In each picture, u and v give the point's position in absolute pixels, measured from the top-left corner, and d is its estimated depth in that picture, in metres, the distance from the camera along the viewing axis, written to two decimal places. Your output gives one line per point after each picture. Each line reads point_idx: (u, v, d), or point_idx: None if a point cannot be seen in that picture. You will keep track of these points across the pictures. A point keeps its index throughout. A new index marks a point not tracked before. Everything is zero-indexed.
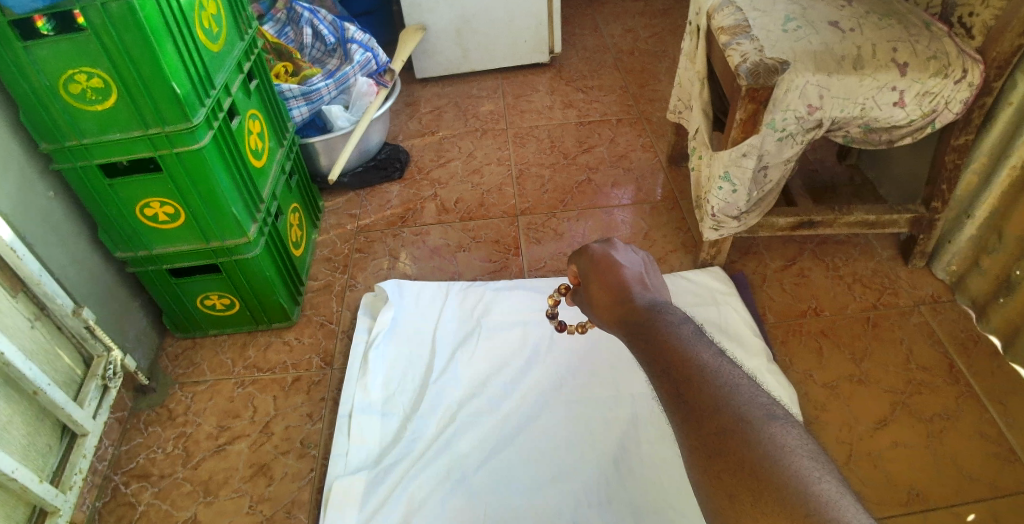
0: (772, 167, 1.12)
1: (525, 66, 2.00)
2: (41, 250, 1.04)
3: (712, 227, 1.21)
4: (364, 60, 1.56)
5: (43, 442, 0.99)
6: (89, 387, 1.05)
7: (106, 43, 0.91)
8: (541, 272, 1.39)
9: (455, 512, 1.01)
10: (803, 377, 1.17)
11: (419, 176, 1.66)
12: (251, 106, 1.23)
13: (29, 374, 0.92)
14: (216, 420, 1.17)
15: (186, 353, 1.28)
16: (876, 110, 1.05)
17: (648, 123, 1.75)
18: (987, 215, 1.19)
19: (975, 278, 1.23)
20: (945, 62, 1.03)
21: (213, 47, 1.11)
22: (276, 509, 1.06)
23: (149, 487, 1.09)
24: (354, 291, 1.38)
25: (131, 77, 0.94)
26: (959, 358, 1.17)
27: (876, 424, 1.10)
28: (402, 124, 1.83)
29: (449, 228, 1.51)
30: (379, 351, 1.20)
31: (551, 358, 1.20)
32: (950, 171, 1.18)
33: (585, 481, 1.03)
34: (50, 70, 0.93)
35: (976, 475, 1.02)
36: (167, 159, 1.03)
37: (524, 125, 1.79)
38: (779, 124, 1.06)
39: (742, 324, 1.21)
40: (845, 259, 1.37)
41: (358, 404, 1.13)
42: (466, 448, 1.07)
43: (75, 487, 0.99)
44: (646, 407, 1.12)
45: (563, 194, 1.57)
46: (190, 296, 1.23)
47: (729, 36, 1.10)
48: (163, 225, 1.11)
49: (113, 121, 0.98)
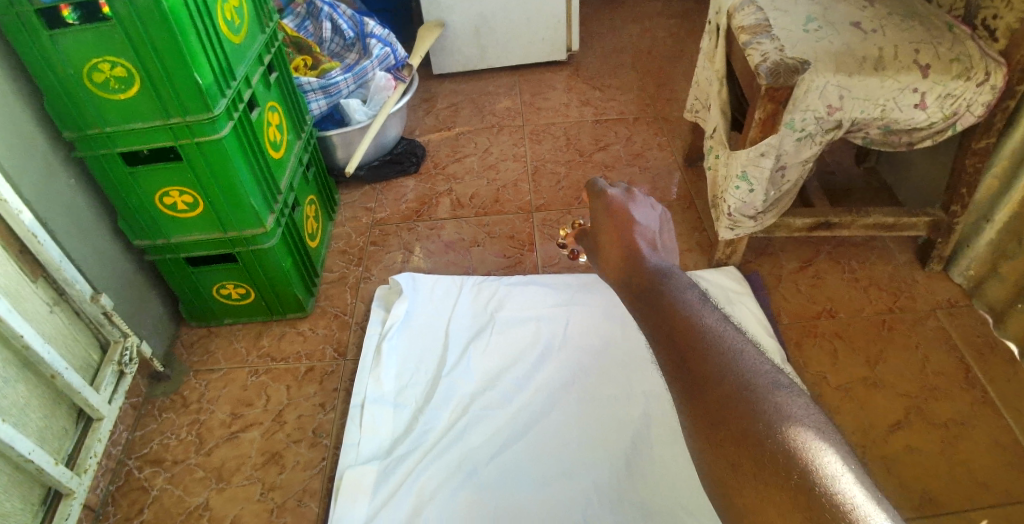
0: (790, 167, 1.12)
1: (543, 64, 2.01)
2: (63, 238, 1.05)
3: (729, 226, 1.21)
4: (383, 54, 1.58)
5: (59, 424, 1.00)
6: (104, 372, 1.07)
7: (130, 34, 0.92)
8: (555, 268, 1.39)
9: (465, 505, 1.01)
10: (816, 379, 1.17)
11: (435, 170, 1.66)
12: (270, 98, 1.24)
13: (48, 357, 0.93)
14: (229, 408, 1.18)
15: (200, 341, 1.29)
16: (897, 112, 1.04)
17: (665, 122, 1.75)
18: (1007, 220, 1.17)
19: (993, 284, 1.21)
20: (967, 65, 1.02)
21: (235, 38, 1.12)
22: (287, 497, 1.06)
23: (162, 473, 1.10)
24: (368, 283, 1.38)
25: (155, 68, 0.95)
26: (975, 364, 1.16)
27: (890, 427, 1.09)
28: (418, 120, 1.84)
29: (464, 223, 1.51)
30: (392, 343, 1.21)
31: (563, 354, 1.19)
32: (970, 175, 1.16)
33: (595, 478, 1.03)
34: (75, 60, 0.94)
35: (991, 481, 1.02)
36: (188, 149, 1.04)
37: (540, 122, 1.79)
38: (798, 124, 1.05)
39: (756, 325, 1.20)
40: (861, 263, 1.36)
41: (371, 395, 1.13)
42: (476, 442, 1.08)
43: (89, 470, 1.01)
44: (658, 405, 1.11)
45: (578, 191, 1.57)
46: (206, 285, 1.24)
47: (749, 35, 1.11)
48: (182, 215, 1.12)
49: (136, 112, 1.00)
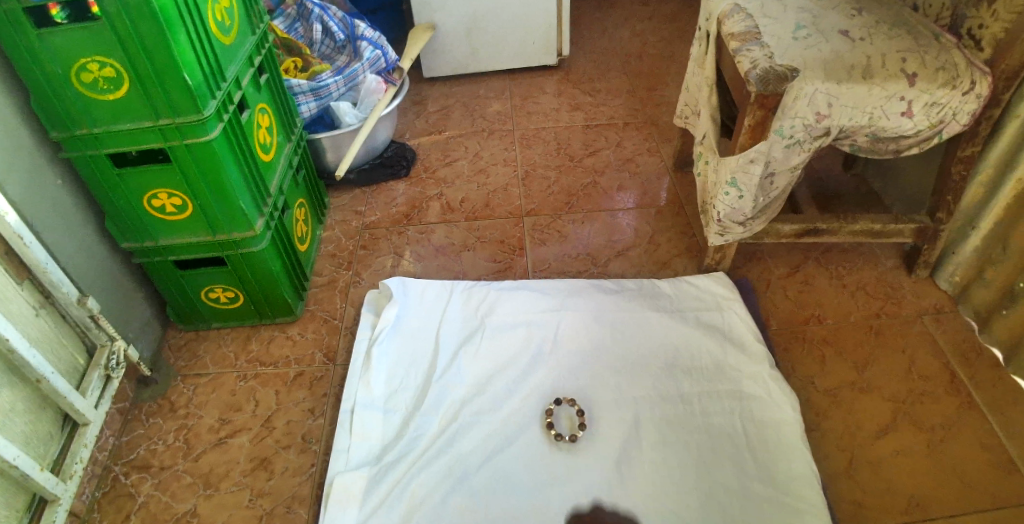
0: (778, 174, 1.12)
1: (534, 68, 2.01)
2: (49, 239, 1.04)
3: (718, 231, 1.22)
4: (374, 57, 1.57)
5: (44, 430, 0.99)
6: (91, 377, 1.06)
7: (120, 33, 0.91)
8: (545, 273, 1.39)
9: (456, 511, 1.01)
10: (805, 383, 1.17)
11: (426, 174, 1.66)
12: (260, 100, 1.24)
13: (33, 362, 0.92)
14: (218, 413, 1.17)
15: (188, 345, 1.28)
16: (885, 119, 1.05)
17: (655, 128, 1.76)
18: (992, 227, 1.19)
19: (978, 290, 1.23)
20: (953, 73, 1.03)
21: (226, 39, 1.12)
22: (276, 503, 1.05)
23: (149, 479, 1.09)
24: (358, 287, 1.38)
25: (144, 67, 0.94)
26: (961, 369, 1.18)
27: (877, 432, 1.10)
28: (409, 123, 1.84)
29: (454, 227, 1.51)
30: (383, 348, 1.21)
31: (554, 359, 1.20)
32: (956, 182, 1.18)
33: (586, 483, 1.03)
34: (63, 58, 0.93)
35: (976, 485, 1.03)
36: (177, 150, 1.03)
37: (531, 127, 1.79)
38: (787, 131, 1.06)
39: (745, 330, 1.21)
40: (849, 268, 1.37)
41: (361, 400, 1.13)
42: (467, 447, 1.07)
43: (75, 476, 0.99)
44: (648, 409, 1.12)
45: (569, 196, 1.57)
46: (194, 288, 1.23)
47: (739, 42, 1.11)
48: (171, 217, 1.11)
49: (124, 112, 0.99)
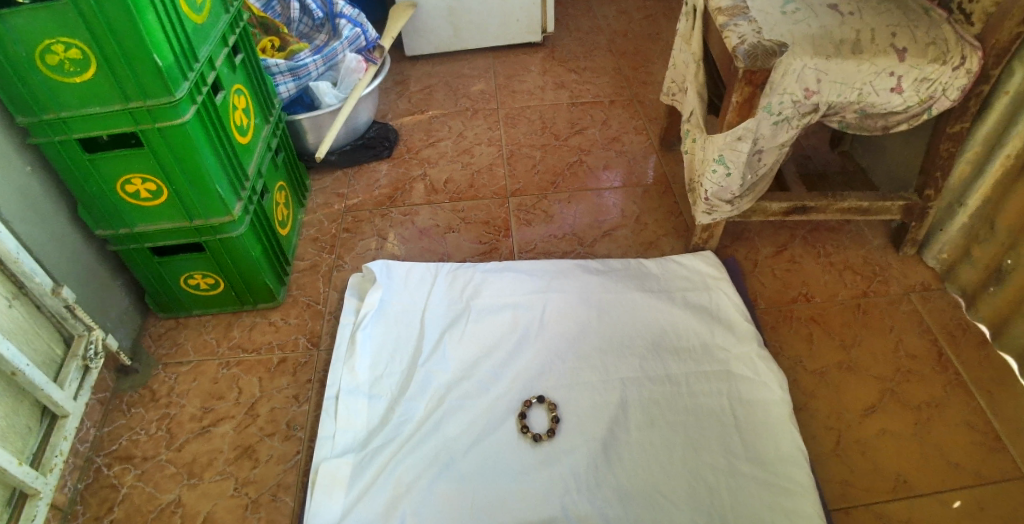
0: (766, 151, 1.11)
1: (517, 45, 1.97)
2: (20, 228, 1.01)
3: (706, 211, 1.20)
4: (353, 35, 1.54)
5: (21, 422, 0.97)
6: (69, 367, 1.04)
7: (84, 13, 0.88)
8: (531, 254, 1.37)
9: (443, 497, 1.00)
10: (792, 363, 1.17)
11: (409, 155, 1.63)
12: (236, 81, 1.20)
13: (7, 353, 0.89)
14: (200, 402, 1.15)
15: (169, 333, 1.26)
16: (873, 95, 1.03)
17: (641, 106, 1.73)
18: (980, 205, 1.18)
19: (965, 268, 1.23)
20: (944, 48, 1.02)
21: (198, 18, 1.08)
22: (262, 492, 1.04)
23: (132, 470, 1.08)
24: (341, 271, 1.36)
25: (111, 49, 0.91)
26: (948, 347, 1.18)
27: (865, 411, 1.10)
28: (391, 103, 1.80)
29: (438, 209, 1.48)
30: (367, 333, 1.19)
31: (541, 341, 1.18)
32: (944, 160, 1.17)
33: (573, 465, 1.03)
34: (26, 40, 0.89)
35: (962, 463, 1.03)
36: (149, 134, 1.00)
37: (516, 106, 1.76)
38: (776, 108, 1.04)
39: (733, 310, 1.20)
40: (836, 247, 1.36)
41: (345, 386, 1.11)
42: (454, 432, 1.06)
43: (55, 469, 0.97)
44: (635, 391, 1.11)
45: (554, 175, 1.55)
46: (173, 275, 1.20)
47: (726, 17, 1.09)
48: (145, 203, 1.08)
49: (93, 96, 0.95)
